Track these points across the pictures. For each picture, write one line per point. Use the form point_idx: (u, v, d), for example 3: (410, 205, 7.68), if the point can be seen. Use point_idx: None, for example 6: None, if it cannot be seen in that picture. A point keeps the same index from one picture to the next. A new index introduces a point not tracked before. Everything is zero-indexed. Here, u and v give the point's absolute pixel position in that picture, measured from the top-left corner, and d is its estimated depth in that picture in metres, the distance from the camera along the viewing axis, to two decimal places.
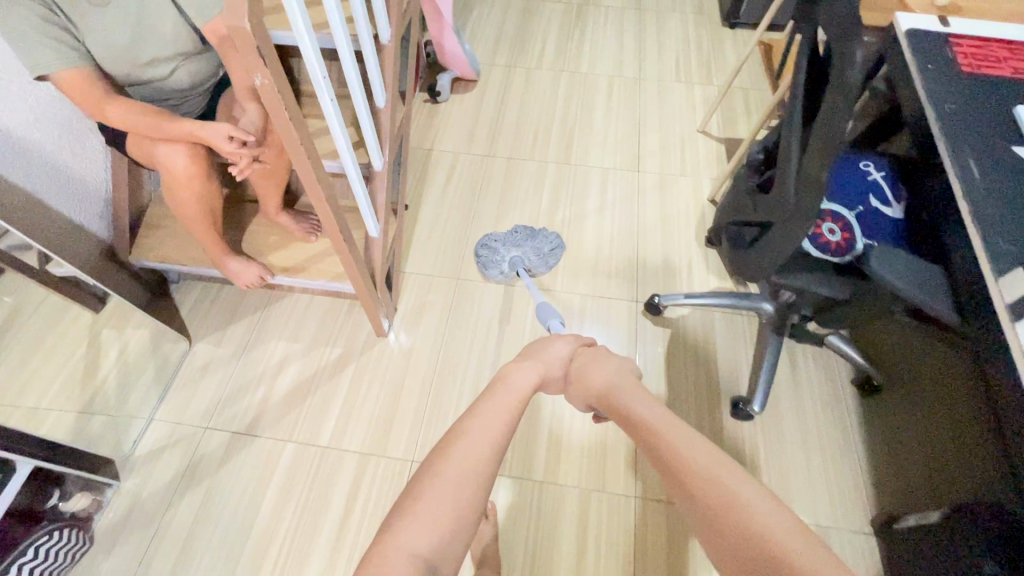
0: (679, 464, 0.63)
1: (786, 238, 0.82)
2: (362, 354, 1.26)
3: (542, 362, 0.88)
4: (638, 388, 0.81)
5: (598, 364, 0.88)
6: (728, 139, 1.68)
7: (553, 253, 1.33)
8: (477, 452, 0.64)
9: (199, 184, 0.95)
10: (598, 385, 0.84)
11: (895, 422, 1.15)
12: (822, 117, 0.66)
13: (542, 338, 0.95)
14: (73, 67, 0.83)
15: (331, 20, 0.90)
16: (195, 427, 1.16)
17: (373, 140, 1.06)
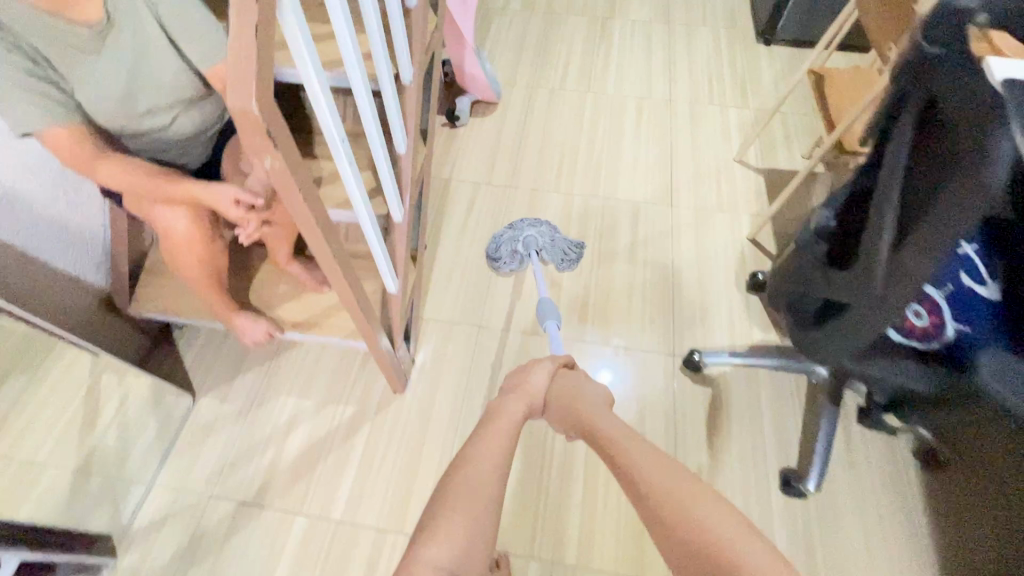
0: (634, 469, 0.72)
1: (870, 325, 0.72)
2: (378, 413, 1.17)
3: (529, 393, 0.91)
4: (609, 417, 0.84)
5: (579, 391, 0.92)
6: (767, 171, 1.57)
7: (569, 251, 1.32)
8: (481, 476, 0.71)
9: (201, 246, 0.86)
10: (578, 411, 0.88)
11: (968, 519, 1.03)
12: (940, 204, 0.56)
13: (524, 366, 0.98)
14: (62, 123, 0.73)
15: (349, 71, 0.78)
16: (199, 496, 1.08)
17: (393, 191, 0.95)
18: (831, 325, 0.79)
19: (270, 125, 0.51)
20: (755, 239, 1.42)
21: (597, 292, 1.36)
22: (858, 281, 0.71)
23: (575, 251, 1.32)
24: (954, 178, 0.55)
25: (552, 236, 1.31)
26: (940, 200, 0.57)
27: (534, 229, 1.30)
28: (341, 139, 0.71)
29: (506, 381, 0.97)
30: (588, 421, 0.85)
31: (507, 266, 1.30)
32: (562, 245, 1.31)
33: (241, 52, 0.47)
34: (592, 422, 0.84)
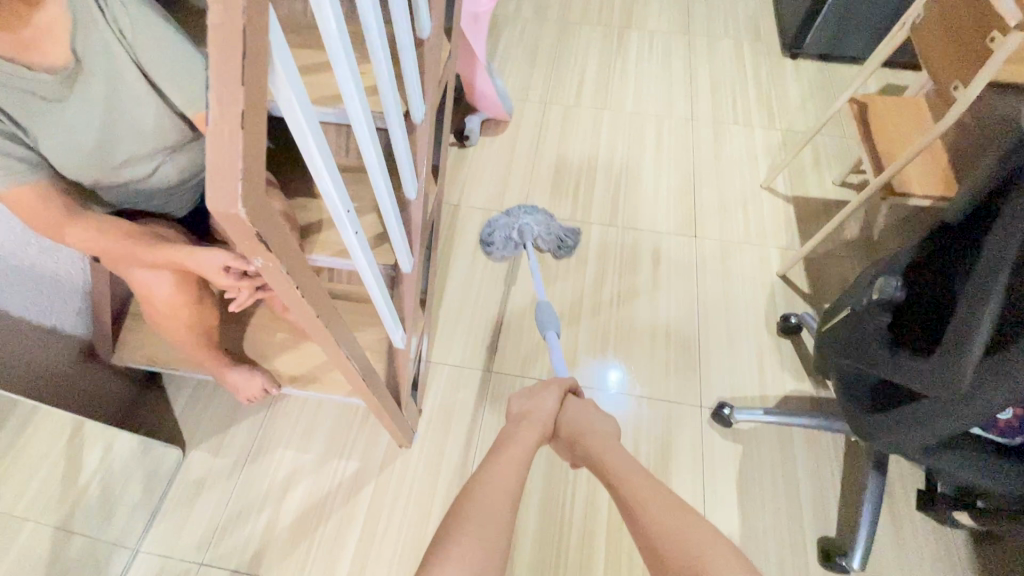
0: (629, 496, 0.72)
1: (949, 419, 0.63)
2: (383, 469, 1.09)
3: (540, 422, 0.86)
4: (623, 454, 0.79)
5: (588, 422, 0.87)
6: (796, 199, 1.48)
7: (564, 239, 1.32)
8: (495, 521, 0.66)
9: (188, 310, 0.77)
10: (588, 443, 0.83)
11: None
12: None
13: (532, 389, 0.92)
14: (27, 182, 0.64)
15: (358, 129, 0.67)
16: (190, 562, 1.00)
17: (402, 243, 0.86)
18: (891, 411, 0.71)
19: (260, 226, 0.42)
20: (785, 275, 1.34)
21: (616, 332, 1.27)
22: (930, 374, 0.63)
23: (571, 242, 1.33)
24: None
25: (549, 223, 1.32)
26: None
27: (530, 217, 1.30)
28: (348, 212, 0.61)
29: (513, 402, 0.91)
30: (595, 455, 0.81)
31: (500, 252, 1.31)
32: (559, 232, 1.32)
33: (223, 146, 0.38)
34: (602, 453, 0.80)
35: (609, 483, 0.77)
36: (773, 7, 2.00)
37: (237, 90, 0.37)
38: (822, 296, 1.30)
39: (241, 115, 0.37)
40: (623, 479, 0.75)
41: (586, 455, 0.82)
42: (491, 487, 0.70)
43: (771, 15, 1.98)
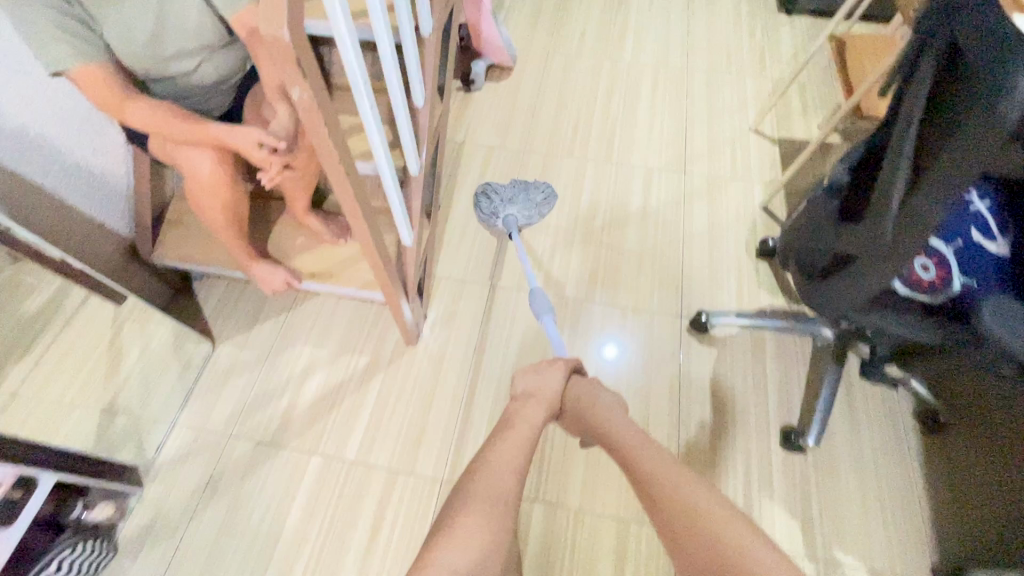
0: (656, 482, 0.75)
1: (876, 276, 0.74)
2: (391, 363, 1.21)
3: (547, 399, 0.89)
4: (638, 436, 0.83)
5: (594, 396, 0.91)
6: (783, 140, 1.57)
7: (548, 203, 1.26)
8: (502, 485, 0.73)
9: (225, 190, 0.89)
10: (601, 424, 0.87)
11: (959, 455, 1.06)
12: (960, 138, 0.58)
13: (537, 367, 0.95)
14: (94, 63, 0.75)
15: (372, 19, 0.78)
16: (221, 434, 1.13)
17: (411, 142, 0.96)
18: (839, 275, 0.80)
19: (298, 52, 0.53)
20: (766, 207, 1.43)
21: (607, 256, 1.37)
22: (869, 228, 0.72)
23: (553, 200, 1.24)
24: (973, 111, 0.56)
25: (532, 205, 1.23)
26: (960, 134, 0.58)
27: (513, 211, 1.22)
28: (363, 83, 0.73)
29: (517, 380, 0.94)
30: (601, 424, 0.87)
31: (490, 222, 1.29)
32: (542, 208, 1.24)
33: None
34: (608, 427, 0.86)
35: (636, 477, 0.79)
36: None
37: None
38: None
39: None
40: (647, 472, 0.77)
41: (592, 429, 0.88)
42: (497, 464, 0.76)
43: None
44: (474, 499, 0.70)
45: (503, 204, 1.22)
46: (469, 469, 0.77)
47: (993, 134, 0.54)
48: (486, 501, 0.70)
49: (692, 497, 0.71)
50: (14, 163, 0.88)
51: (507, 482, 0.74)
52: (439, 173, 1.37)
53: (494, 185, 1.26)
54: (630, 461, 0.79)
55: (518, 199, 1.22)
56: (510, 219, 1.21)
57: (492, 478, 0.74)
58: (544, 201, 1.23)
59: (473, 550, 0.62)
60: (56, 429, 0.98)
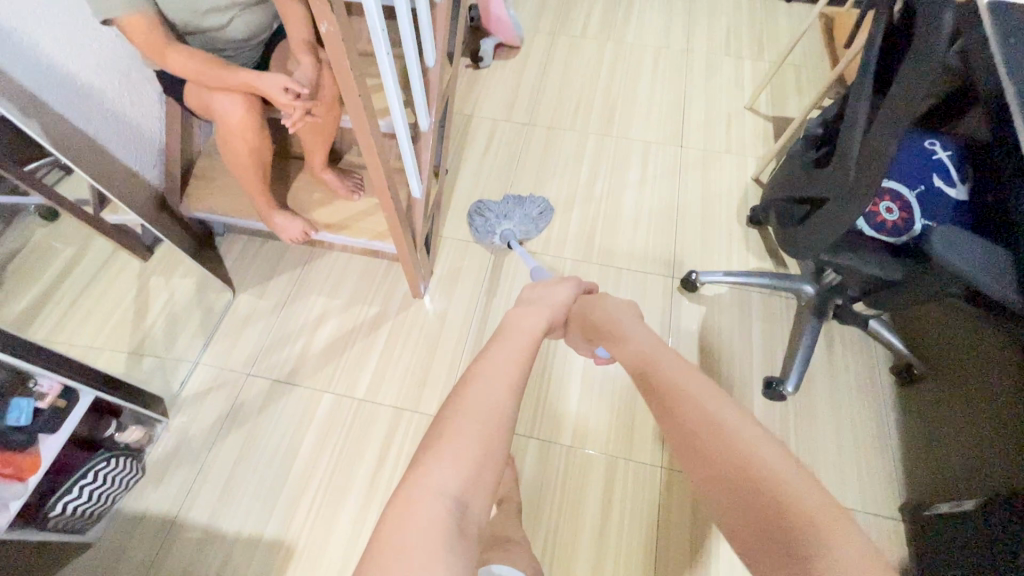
0: (668, 384, 0.73)
1: (841, 214, 0.80)
2: (398, 313, 1.29)
3: (550, 304, 0.96)
4: (644, 336, 0.85)
5: (601, 301, 0.96)
6: (777, 118, 1.64)
7: (542, 215, 1.36)
8: (497, 404, 0.67)
9: (252, 135, 0.98)
10: (606, 325, 0.91)
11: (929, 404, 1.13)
12: (903, 76, 0.64)
13: (548, 283, 1.02)
14: (140, 12, 0.84)
15: None
16: (240, 372, 1.21)
17: (422, 99, 1.04)
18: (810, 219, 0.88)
19: None
20: (759, 178, 1.50)
21: (604, 221, 1.45)
22: (837, 170, 0.79)
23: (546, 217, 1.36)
24: (912, 53, 0.63)
25: (526, 215, 1.33)
26: (904, 72, 0.65)
27: (510, 222, 1.31)
28: (382, 32, 0.80)
29: (528, 290, 1.01)
30: (603, 326, 0.91)
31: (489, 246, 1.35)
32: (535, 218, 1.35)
33: None
34: (613, 327, 0.90)
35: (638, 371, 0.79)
36: None
37: None
38: None
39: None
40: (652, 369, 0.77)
41: (596, 329, 0.92)
42: (497, 364, 0.75)
43: None
44: (465, 417, 0.64)
45: (499, 220, 1.31)
46: (459, 380, 0.72)
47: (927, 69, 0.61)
48: (479, 418, 0.64)
49: (701, 397, 0.68)
50: (63, 107, 0.97)
51: (500, 396, 0.68)
52: (447, 140, 1.45)
53: (489, 201, 1.35)
54: (638, 362, 0.80)
55: (514, 215, 1.32)
56: (508, 233, 1.30)
57: (486, 391, 0.68)
58: (539, 214, 1.35)
59: (466, 466, 0.59)
60: (92, 356, 1.07)
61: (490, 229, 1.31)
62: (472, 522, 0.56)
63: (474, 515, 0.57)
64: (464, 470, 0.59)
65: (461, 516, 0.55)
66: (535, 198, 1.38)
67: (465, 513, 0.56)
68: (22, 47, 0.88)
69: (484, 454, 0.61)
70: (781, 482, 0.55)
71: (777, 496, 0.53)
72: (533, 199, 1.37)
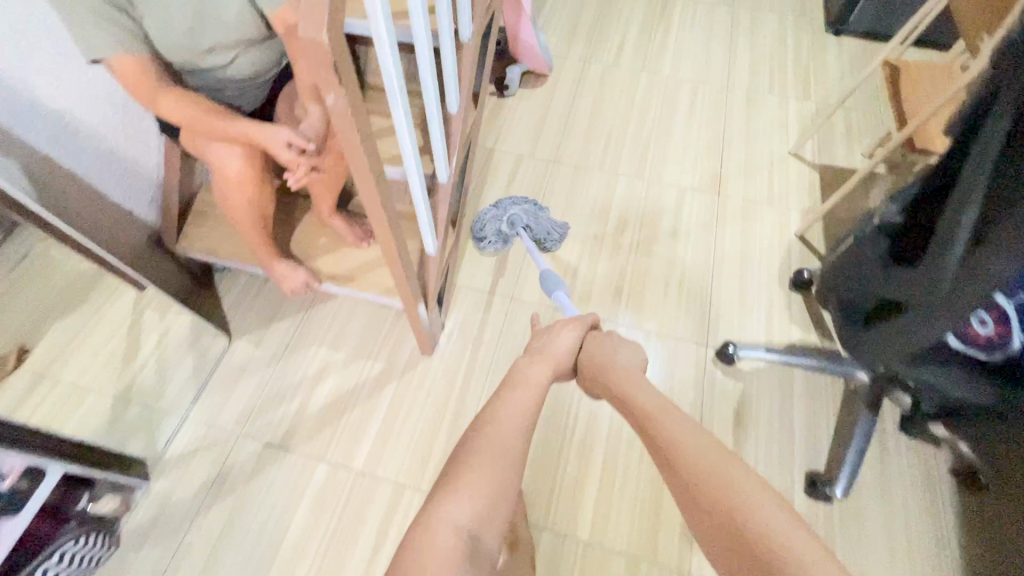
0: (659, 424, 0.74)
1: (928, 328, 0.68)
2: (405, 372, 1.18)
3: (555, 352, 0.93)
4: (655, 393, 0.81)
5: (614, 352, 0.94)
6: (824, 167, 1.51)
7: (555, 232, 1.28)
8: (505, 442, 0.71)
9: (252, 188, 0.87)
10: (618, 381, 0.87)
11: (997, 521, 1.01)
12: None
13: (553, 328, 0.99)
14: (132, 53, 0.75)
15: (413, 22, 0.76)
16: (230, 432, 1.11)
17: (442, 150, 0.93)
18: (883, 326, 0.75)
19: (336, 58, 0.50)
20: (803, 236, 1.37)
21: (633, 276, 1.33)
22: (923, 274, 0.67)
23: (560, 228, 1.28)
24: None
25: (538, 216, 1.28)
26: None
27: (519, 208, 1.26)
28: (401, 90, 0.69)
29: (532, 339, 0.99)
30: (616, 382, 0.86)
31: (488, 236, 1.23)
32: (548, 224, 1.27)
33: None
34: (623, 384, 0.86)
35: (638, 420, 0.78)
36: None
37: None
38: None
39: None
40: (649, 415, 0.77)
41: (606, 383, 0.88)
42: (505, 411, 0.77)
43: None
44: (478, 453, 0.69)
45: (507, 208, 1.26)
46: (472, 426, 0.76)
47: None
48: (492, 456, 0.69)
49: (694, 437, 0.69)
50: (46, 145, 0.88)
51: (510, 435, 0.73)
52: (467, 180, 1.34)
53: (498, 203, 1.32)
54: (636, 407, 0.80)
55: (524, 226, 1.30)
56: (516, 216, 1.24)
57: (498, 432, 0.73)
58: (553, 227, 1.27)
59: (478, 501, 0.64)
60: (65, 417, 0.97)
61: (495, 217, 1.25)
62: (482, 552, 0.61)
63: (485, 549, 0.62)
64: (476, 506, 0.63)
65: (473, 546, 0.59)
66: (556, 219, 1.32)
67: (476, 547, 0.60)
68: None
69: (493, 487, 0.65)
70: (766, 535, 0.55)
71: (762, 550, 0.54)
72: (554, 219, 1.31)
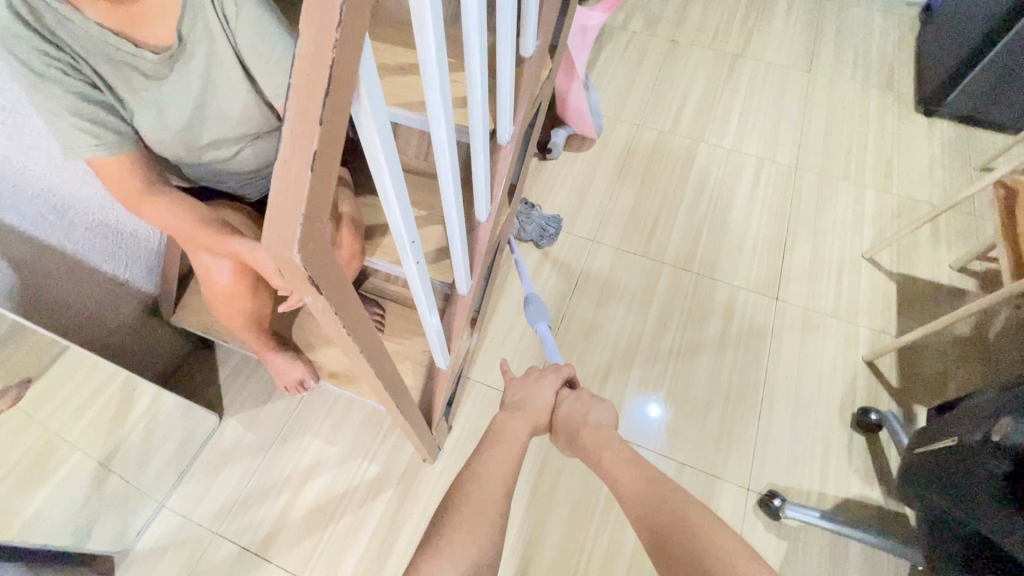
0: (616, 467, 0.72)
1: None
2: (402, 480, 1.07)
3: (534, 411, 0.83)
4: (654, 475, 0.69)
5: (585, 412, 0.82)
6: (903, 277, 1.32)
7: (547, 227, 1.34)
8: (485, 510, 0.66)
9: (244, 297, 0.78)
10: (595, 458, 0.75)
11: None
12: None
13: (530, 379, 0.89)
14: (116, 154, 0.64)
15: (438, 162, 0.62)
16: (206, 529, 1.02)
17: (463, 267, 0.81)
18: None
19: (313, 269, 0.38)
20: (872, 361, 1.19)
21: (669, 388, 1.18)
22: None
23: (557, 219, 1.35)
24: None
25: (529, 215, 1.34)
26: None
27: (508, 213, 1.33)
28: (412, 243, 0.56)
29: (508, 392, 0.88)
30: (590, 452, 0.76)
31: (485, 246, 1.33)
32: (540, 221, 1.33)
33: (291, 178, 0.34)
34: (597, 446, 0.76)
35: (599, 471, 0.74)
36: (915, 53, 1.80)
37: (313, 127, 0.34)
38: (912, 393, 1.16)
39: (317, 137, 0.34)
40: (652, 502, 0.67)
41: (581, 452, 0.78)
42: (485, 476, 0.70)
43: (909, 63, 1.78)
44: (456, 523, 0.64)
45: None
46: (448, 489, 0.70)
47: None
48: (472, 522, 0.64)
49: (644, 476, 0.69)
50: (29, 222, 0.79)
51: (492, 501, 0.67)
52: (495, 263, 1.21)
53: None
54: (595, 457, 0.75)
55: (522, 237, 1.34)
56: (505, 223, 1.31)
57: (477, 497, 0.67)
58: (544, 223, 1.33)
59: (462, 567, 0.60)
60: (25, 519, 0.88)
61: None
62: None
63: None
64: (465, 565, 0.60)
65: None
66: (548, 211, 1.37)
67: None
68: None
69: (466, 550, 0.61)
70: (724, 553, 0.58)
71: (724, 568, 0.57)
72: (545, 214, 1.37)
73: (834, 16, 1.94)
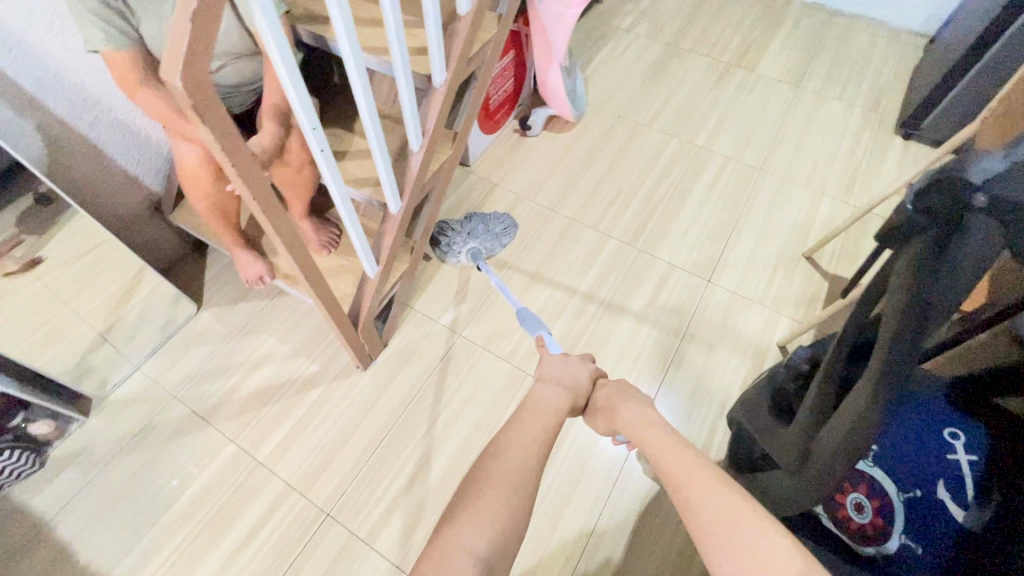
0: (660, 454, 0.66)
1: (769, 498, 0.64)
2: (334, 380, 1.23)
3: (570, 389, 0.82)
4: (738, 499, 0.56)
5: (624, 397, 0.80)
6: (837, 277, 1.38)
7: (505, 232, 1.40)
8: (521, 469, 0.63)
9: (207, 183, 0.98)
10: (656, 458, 0.67)
11: None
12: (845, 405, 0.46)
13: (566, 360, 0.88)
14: (120, 49, 0.84)
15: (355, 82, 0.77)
16: (168, 392, 1.21)
17: (391, 188, 0.95)
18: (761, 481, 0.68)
19: (192, 97, 0.54)
20: (785, 345, 1.27)
21: (588, 342, 1.29)
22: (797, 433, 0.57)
23: (508, 218, 1.41)
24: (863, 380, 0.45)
25: (487, 231, 1.37)
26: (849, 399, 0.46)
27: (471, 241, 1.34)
28: (313, 130, 0.72)
29: (544, 367, 0.87)
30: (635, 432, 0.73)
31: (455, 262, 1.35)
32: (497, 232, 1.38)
33: (179, 26, 0.50)
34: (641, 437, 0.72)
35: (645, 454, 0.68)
36: (908, 80, 1.85)
37: None
38: None
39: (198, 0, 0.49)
40: (757, 557, 0.50)
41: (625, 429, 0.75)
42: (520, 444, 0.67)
43: (899, 88, 1.83)
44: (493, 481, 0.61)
45: (462, 242, 1.33)
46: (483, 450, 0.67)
47: (903, 320, 0.43)
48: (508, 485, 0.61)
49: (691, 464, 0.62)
50: (63, 109, 1.01)
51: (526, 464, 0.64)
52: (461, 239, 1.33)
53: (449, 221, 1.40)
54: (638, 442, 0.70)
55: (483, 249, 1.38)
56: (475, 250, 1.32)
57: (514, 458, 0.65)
58: (502, 231, 1.39)
59: (494, 529, 0.56)
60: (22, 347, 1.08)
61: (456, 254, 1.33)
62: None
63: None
64: (493, 530, 0.56)
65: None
66: (497, 214, 1.42)
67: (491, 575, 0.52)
68: (19, 47, 0.91)
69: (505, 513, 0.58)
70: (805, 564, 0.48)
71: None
72: (496, 219, 1.40)
73: (837, 39, 2.00)
